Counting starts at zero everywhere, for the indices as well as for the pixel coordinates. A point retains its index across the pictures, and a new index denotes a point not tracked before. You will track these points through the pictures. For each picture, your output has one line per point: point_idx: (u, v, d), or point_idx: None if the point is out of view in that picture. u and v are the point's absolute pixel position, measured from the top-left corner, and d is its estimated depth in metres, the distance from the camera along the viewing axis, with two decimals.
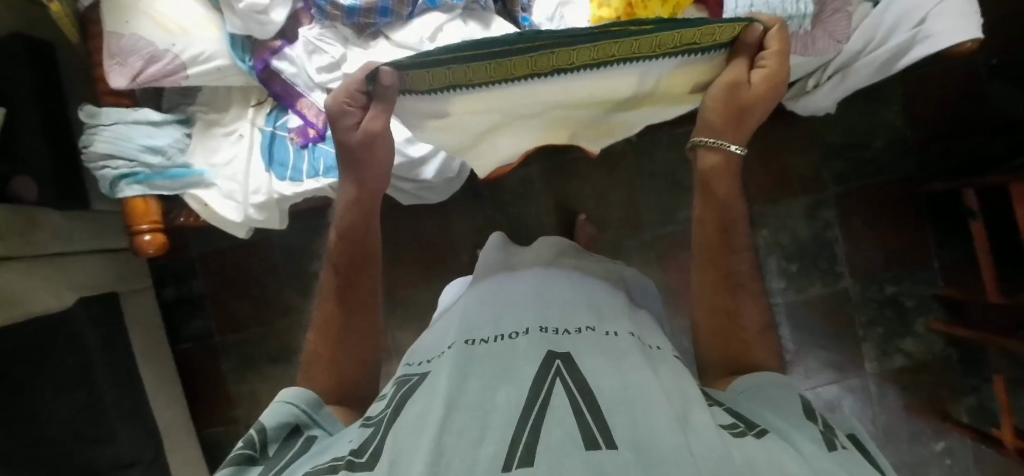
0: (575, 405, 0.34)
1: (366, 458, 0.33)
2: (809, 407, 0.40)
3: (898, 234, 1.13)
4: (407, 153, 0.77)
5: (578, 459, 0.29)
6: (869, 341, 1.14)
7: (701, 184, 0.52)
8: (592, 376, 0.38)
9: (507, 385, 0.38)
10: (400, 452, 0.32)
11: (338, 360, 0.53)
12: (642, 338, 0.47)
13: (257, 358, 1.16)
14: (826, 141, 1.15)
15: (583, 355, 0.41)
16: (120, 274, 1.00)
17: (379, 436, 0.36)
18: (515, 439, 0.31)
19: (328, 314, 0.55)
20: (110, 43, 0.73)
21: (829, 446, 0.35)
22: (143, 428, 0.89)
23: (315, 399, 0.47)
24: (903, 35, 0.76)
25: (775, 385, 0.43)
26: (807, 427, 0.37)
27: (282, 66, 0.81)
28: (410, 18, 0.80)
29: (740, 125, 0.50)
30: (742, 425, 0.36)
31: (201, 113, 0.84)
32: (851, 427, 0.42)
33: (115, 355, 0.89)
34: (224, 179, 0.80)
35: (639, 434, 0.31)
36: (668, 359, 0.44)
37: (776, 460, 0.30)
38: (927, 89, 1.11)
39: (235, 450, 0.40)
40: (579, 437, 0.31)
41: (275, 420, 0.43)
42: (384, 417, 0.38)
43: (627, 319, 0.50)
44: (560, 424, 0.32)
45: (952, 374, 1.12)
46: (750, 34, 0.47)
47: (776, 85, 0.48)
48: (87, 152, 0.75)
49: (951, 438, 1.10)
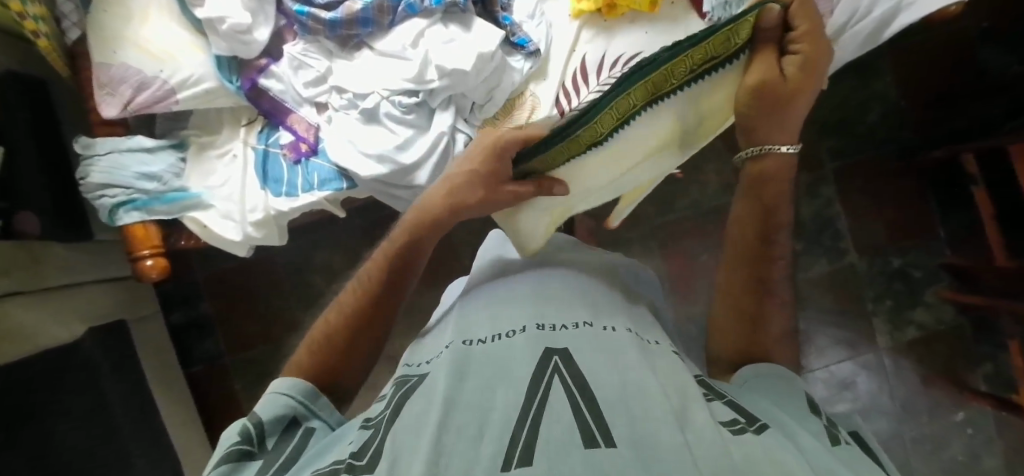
0: (574, 402, 0.34)
1: (367, 460, 0.33)
2: (814, 404, 0.39)
3: (901, 205, 1.12)
4: (399, 160, 0.78)
5: (577, 459, 0.28)
6: (879, 315, 1.12)
7: (753, 182, 0.51)
8: (591, 374, 0.37)
9: (505, 383, 0.38)
10: (400, 453, 0.32)
11: (348, 353, 0.48)
12: (640, 333, 0.47)
13: (268, 374, 1.17)
14: (821, 117, 1.14)
15: (582, 352, 0.41)
16: (127, 302, 1.01)
17: (377, 438, 0.35)
18: (514, 438, 0.31)
19: (363, 284, 0.52)
20: (99, 74, 0.74)
21: (833, 441, 0.34)
22: (158, 451, 0.91)
23: (313, 391, 0.44)
24: (886, 5, 0.77)
25: (783, 377, 0.43)
26: (811, 422, 0.36)
27: (270, 84, 0.82)
28: (392, 26, 0.81)
29: (784, 125, 0.48)
30: (742, 420, 0.35)
31: (194, 137, 0.84)
32: (854, 424, 0.41)
33: (126, 381, 0.90)
34: (221, 200, 0.81)
35: (638, 431, 0.31)
36: (666, 354, 0.44)
37: (776, 457, 0.30)
38: (918, 56, 1.10)
39: (231, 445, 0.37)
40: (578, 435, 0.30)
41: (273, 412, 0.40)
42: (382, 420, 0.38)
43: (625, 312, 0.50)
44: (559, 422, 0.32)
45: (966, 342, 1.10)
46: (767, 18, 0.45)
47: (815, 63, 0.46)
48: (85, 183, 0.76)
49: (971, 408, 1.08)
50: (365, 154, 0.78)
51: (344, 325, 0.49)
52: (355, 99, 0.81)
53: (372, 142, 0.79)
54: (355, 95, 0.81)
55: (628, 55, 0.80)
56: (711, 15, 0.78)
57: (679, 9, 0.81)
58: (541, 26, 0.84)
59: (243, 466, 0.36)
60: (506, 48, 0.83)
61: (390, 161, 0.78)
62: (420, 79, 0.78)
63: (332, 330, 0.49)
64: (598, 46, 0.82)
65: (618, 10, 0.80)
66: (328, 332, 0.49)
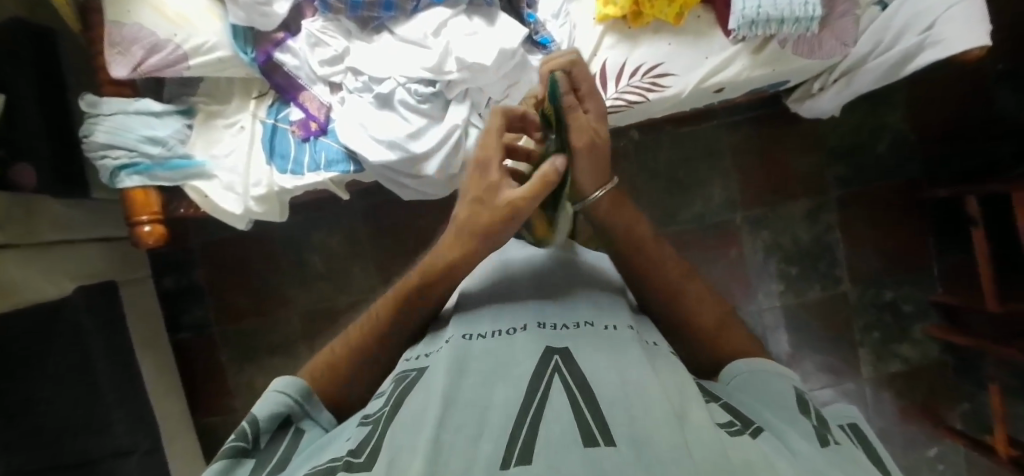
0: (574, 403, 0.30)
1: (366, 456, 0.29)
2: (803, 400, 0.37)
3: (899, 238, 1.13)
4: (409, 148, 0.78)
5: (576, 458, 0.25)
6: (866, 345, 1.14)
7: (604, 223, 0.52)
8: (593, 373, 0.33)
9: (506, 380, 0.33)
10: (400, 449, 0.28)
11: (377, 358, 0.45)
12: (640, 333, 0.42)
13: (255, 350, 1.17)
14: (830, 143, 1.14)
15: (585, 349, 0.36)
16: (119, 264, 0.99)
17: (378, 431, 0.31)
18: (515, 435, 0.28)
19: (374, 322, 0.45)
20: (111, 32, 0.72)
21: (823, 442, 0.32)
22: (141, 418, 0.90)
23: (309, 388, 0.41)
24: (911, 40, 0.76)
25: (770, 371, 0.40)
26: (800, 424, 0.34)
27: (285, 59, 0.81)
28: (414, 12, 0.80)
29: (595, 171, 0.50)
30: (738, 422, 0.32)
31: (203, 104, 0.83)
32: (848, 413, 0.39)
33: (115, 345, 0.89)
34: (225, 171, 0.80)
35: (638, 431, 0.28)
36: (668, 358, 0.39)
37: (775, 463, 0.27)
38: (933, 94, 1.11)
39: (225, 443, 0.35)
40: (577, 432, 0.27)
41: (267, 411, 0.37)
42: (381, 416, 0.34)
43: (626, 311, 0.45)
44: (558, 422, 0.28)
45: (946, 379, 1.13)
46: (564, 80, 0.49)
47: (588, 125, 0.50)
48: (88, 142, 0.75)
49: (944, 444, 1.11)
50: (375, 139, 0.77)
51: (354, 350, 0.45)
52: (370, 82, 0.80)
53: (384, 129, 0.78)
54: (371, 78, 0.80)
55: (648, 65, 0.81)
56: (737, 33, 0.77)
57: (704, 24, 0.81)
58: (565, 26, 0.85)
59: (238, 468, 0.34)
60: (528, 45, 0.84)
61: (400, 148, 0.78)
62: (439, 70, 0.77)
63: (338, 356, 0.45)
64: (619, 53, 0.82)
65: (643, 19, 0.80)
66: (333, 359, 0.44)
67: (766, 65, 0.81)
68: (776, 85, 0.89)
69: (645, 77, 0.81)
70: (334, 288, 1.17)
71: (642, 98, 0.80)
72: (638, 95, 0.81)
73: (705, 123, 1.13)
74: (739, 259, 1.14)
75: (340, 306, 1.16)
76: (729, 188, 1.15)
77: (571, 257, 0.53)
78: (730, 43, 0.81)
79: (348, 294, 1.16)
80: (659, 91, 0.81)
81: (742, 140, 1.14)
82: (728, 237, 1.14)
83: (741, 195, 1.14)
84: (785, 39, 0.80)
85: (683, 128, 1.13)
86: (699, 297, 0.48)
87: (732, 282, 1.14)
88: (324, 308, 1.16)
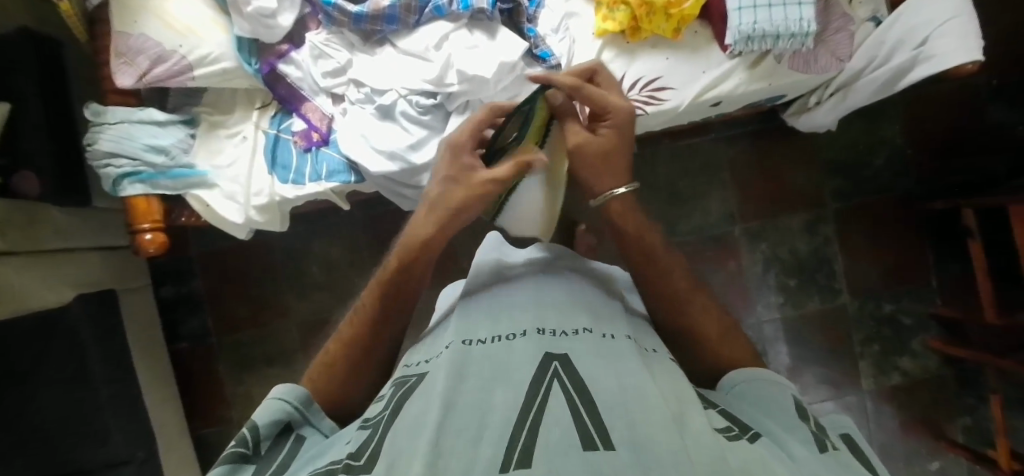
0: (574, 407, 0.30)
1: (365, 459, 0.29)
2: (802, 408, 0.37)
3: (897, 251, 1.14)
4: (410, 159, 0.79)
5: (575, 461, 0.25)
6: (865, 358, 1.14)
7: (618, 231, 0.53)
8: (593, 378, 0.33)
9: (505, 384, 0.33)
10: (399, 452, 0.28)
11: (372, 345, 0.46)
12: (639, 341, 0.42)
13: (253, 360, 1.16)
14: (827, 157, 1.15)
15: (584, 356, 0.36)
16: (118, 272, 0.99)
17: (378, 435, 0.31)
18: (514, 439, 0.28)
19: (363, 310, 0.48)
20: (118, 43, 0.74)
21: (821, 447, 0.32)
22: (137, 427, 0.89)
23: (309, 395, 0.41)
24: (906, 55, 0.77)
25: (767, 380, 0.40)
26: (799, 429, 0.34)
27: (288, 70, 0.82)
28: (417, 25, 0.81)
29: (612, 171, 0.54)
30: (737, 428, 0.32)
31: (206, 114, 0.84)
32: (844, 424, 0.39)
33: (111, 352, 0.89)
34: (227, 181, 0.81)
35: (638, 435, 0.28)
36: (666, 364, 0.39)
37: (774, 468, 0.27)
38: (927, 108, 1.12)
39: (225, 449, 0.35)
40: (576, 436, 0.27)
41: (268, 418, 0.37)
42: (382, 419, 0.34)
43: (623, 319, 0.45)
44: (557, 427, 0.28)
45: (947, 392, 1.12)
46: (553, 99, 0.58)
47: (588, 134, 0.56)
48: (92, 150, 0.76)
49: (946, 458, 1.10)
50: (375, 150, 0.78)
51: (348, 346, 0.46)
52: (371, 94, 0.81)
53: (385, 139, 0.79)
54: (373, 90, 0.81)
55: (647, 78, 0.82)
56: (734, 47, 0.79)
57: (701, 39, 0.83)
58: (565, 41, 0.84)
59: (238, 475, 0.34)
60: (527, 59, 0.84)
61: (401, 159, 0.78)
62: (440, 82, 0.78)
63: (334, 355, 0.46)
64: (618, 66, 0.84)
65: (641, 34, 0.82)
66: (330, 359, 0.46)
67: (763, 78, 0.82)
68: (773, 99, 0.90)
69: (644, 90, 0.82)
70: (332, 298, 1.16)
71: (641, 110, 0.81)
72: (637, 107, 0.81)
73: (704, 136, 1.14)
74: (739, 272, 1.15)
75: (338, 316, 1.16)
76: (727, 201, 1.15)
77: (566, 262, 0.53)
78: (726, 58, 0.82)
79: (347, 304, 1.16)
80: (657, 104, 0.81)
81: (740, 152, 1.15)
82: (727, 250, 1.15)
83: (739, 207, 1.15)
84: (781, 54, 0.81)
85: (682, 140, 1.14)
86: (697, 310, 0.48)
87: (731, 294, 1.14)
88: (322, 318, 1.16)
